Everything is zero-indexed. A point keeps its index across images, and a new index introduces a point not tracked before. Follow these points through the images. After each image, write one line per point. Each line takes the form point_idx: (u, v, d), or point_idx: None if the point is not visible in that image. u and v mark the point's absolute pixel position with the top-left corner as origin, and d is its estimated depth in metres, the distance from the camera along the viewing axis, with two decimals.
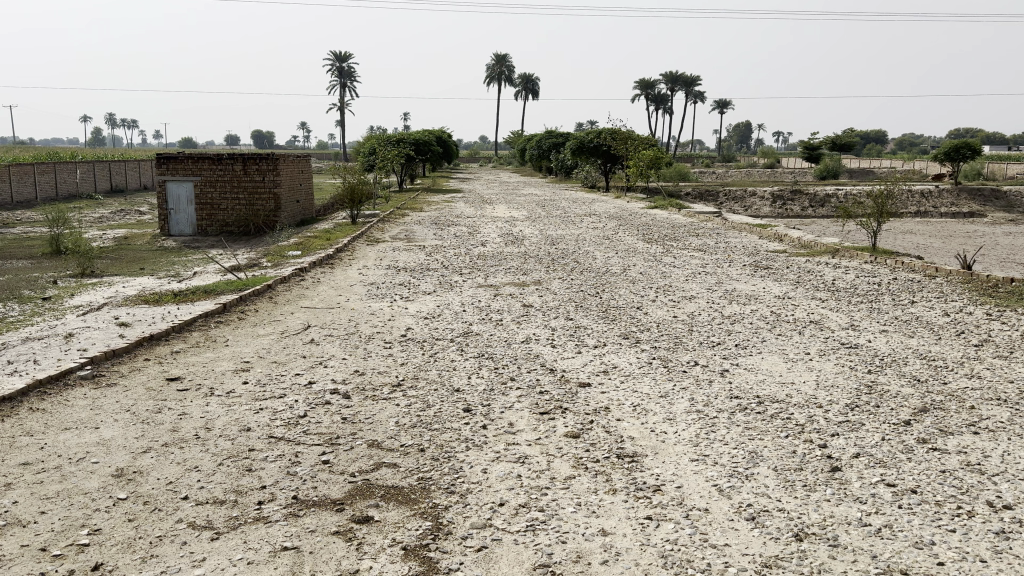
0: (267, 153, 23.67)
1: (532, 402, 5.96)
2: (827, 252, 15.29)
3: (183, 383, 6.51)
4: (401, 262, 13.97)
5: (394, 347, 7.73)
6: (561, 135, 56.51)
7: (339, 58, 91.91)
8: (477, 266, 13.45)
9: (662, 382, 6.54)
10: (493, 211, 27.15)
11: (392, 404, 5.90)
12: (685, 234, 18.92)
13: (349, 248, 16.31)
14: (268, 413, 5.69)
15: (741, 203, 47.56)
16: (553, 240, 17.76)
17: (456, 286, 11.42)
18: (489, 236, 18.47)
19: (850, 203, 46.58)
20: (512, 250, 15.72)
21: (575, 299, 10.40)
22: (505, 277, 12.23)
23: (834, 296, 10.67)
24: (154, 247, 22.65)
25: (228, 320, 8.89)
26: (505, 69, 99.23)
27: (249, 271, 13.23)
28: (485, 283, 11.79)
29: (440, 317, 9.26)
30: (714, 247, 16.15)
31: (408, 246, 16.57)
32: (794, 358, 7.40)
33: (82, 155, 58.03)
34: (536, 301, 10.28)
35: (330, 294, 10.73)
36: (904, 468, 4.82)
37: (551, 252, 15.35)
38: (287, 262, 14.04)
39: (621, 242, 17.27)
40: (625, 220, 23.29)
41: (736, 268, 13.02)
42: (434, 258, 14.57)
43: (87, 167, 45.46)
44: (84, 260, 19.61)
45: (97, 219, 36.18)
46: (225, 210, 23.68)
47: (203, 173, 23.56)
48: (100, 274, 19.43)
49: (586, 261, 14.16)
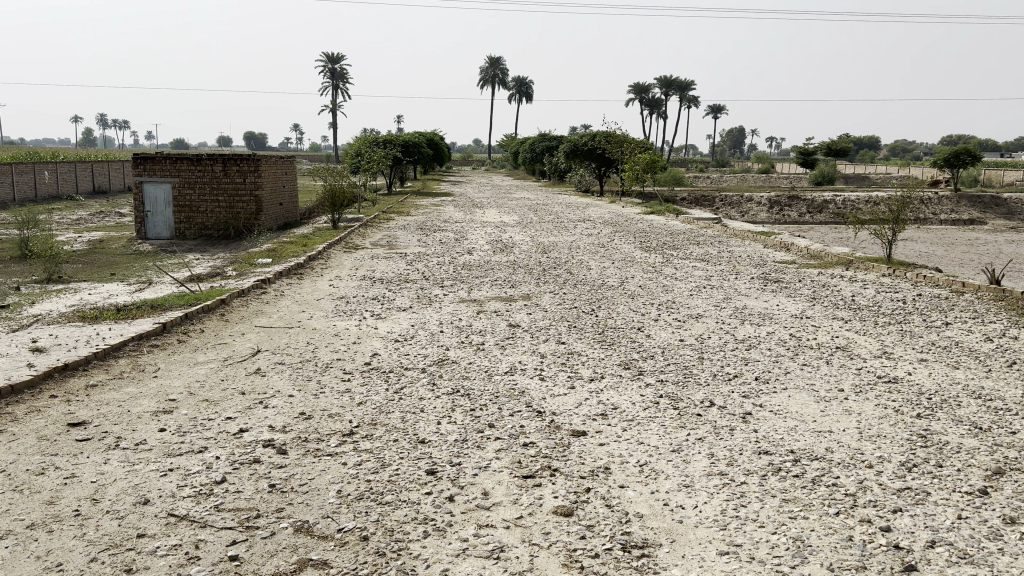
0: (248, 154, 22.48)
1: (514, 458, 4.78)
2: (839, 263, 14.21)
3: (86, 430, 5.30)
4: (378, 272, 12.80)
5: (354, 380, 6.53)
6: (555, 138, 55.48)
7: (331, 59, 90.75)
8: (460, 277, 12.27)
9: (673, 430, 5.37)
10: (483, 216, 25.98)
11: (339, 463, 4.70)
12: (685, 241, 17.80)
13: (326, 255, 15.14)
14: (177, 478, 4.50)
15: (738, 209, 46.54)
16: (545, 248, 16.64)
17: (435, 302, 10.23)
18: (477, 243, 17.31)
19: (849, 210, 45.66)
20: (500, 259, 14.57)
21: (568, 318, 9.21)
22: (491, 291, 11.05)
23: (857, 315, 9.53)
24: (128, 251, 21.40)
25: (166, 344, 7.69)
26: (499, 71, 98.12)
27: (207, 282, 11.99)
28: (468, 297, 10.60)
29: (413, 340, 8.07)
30: (718, 257, 15.05)
31: (388, 253, 15.39)
32: (826, 398, 6.25)
33: (63, 154, 56.62)
34: (524, 320, 9.11)
35: (292, 310, 9.54)
36: (998, 566, 3.66)
37: (542, 262, 14.20)
38: (252, 272, 12.83)
39: (617, 250, 16.16)
40: (621, 226, 22.20)
41: (743, 282, 11.88)
42: (415, 268, 13.39)
43: (68, 166, 44.12)
44: (47, 264, 18.35)
45: (74, 221, 34.86)
46: (204, 212, 22.43)
47: (181, 174, 22.34)
48: (66, 279, 18.20)
49: (580, 272, 13.02)
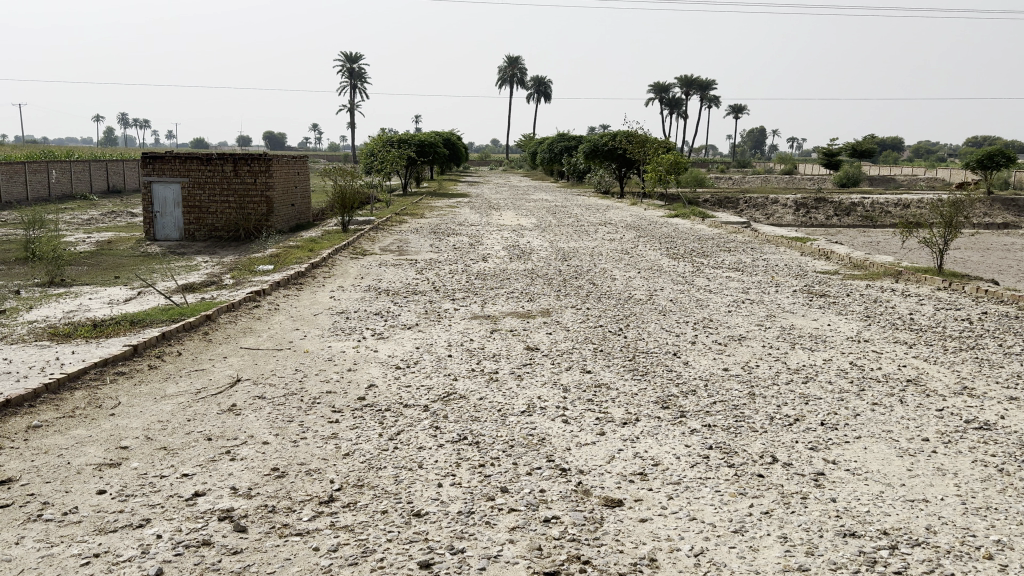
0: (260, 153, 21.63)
1: (532, 543, 3.74)
2: (886, 274, 13.07)
3: (10, 491, 4.32)
4: (385, 281, 11.82)
5: (342, 421, 5.52)
6: (573, 138, 54.47)
7: (349, 58, 90.29)
8: (472, 288, 11.24)
9: (731, 500, 4.30)
10: (500, 219, 25.01)
11: (310, 548, 3.69)
12: (715, 248, 16.66)
13: (331, 261, 14.21)
14: (101, 570, 3.50)
15: (763, 211, 45.24)
16: (565, 254, 15.63)
17: (445, 318, 9.22)
18: (493, 249, 16.29)
19: (877, 213, 44.22)
20: (517, 268, 13.55)
21: (594, 339, 8.15)
22: (507, 305, 10.01)
23: (921, 338, 8.41)
24: (135, 253, 20.57)
25: (134, 372, 6.72)
26: (518, 71, 97.15)
27: (200, 293, 11.03)
28: (481, 313, 9.57)
29: (417, 367, 7.05)
30: (752, 266, 13.97)
31: (398, 259, 14.44)
32: (909, 451, 5.16)
33: (79, 153, 56.44)
34: (543, 342, 8.06)
35: (285, 328, 8.55)
36: None
37: (563, 271, 13.15)
38: (251, 281, 11.87)
39: (642, 257, 15.13)
40: (644, 230, 21.17)
41: (785, 297, 10.75)
42: (425, 277, 12.40)
43: (83, 165, 43.63)
44: (48, 267, 17.54)
45: (84, 221, 34.23)
46: (213, 213, 21.56)
47: (191, 174, 21.48)
48: (68, 282, 17.39)
49: (604, 282, 11.95)
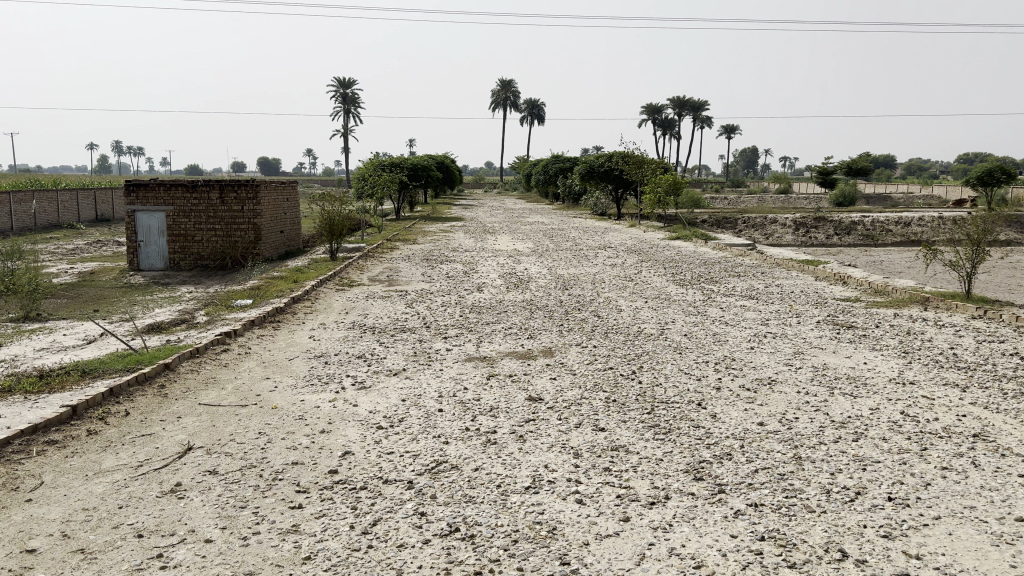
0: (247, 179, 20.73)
1: None
2: (912, 300, 12.15)
3: None
4: (371, 317, 10.84)
5: (306, 508, 4.53)
6: (568, 159, 53.82)
7: (342, 83, 89.91)
8: (467, 323, 10.25)
9: None
10: (495, 243, 24.09)
11: None
12: (723, 273, 15.73)
13: (315, 294, 13.22)
14: None
15: (762, 231, 44.47)
16: (565, 282, 14.70)
17: (436, 360, 8.23)
18: (488, 277, 15.34)
19: (878, 232, 43.50)
20: (515, 299, 12.59)
21: (605, 386, 7.16)
22: (505, 344, 9.03)
23: (974, 379, 7.45)
24: (120, 284, 19.33)
25: (67, 440, 5.69)
26: (512, 94, 96.82)
27: (167, 334, 10.03)
28: (476, 353, 8.58)
29: (402, 425, 6.05)
30: (766, 293, 13.05)
31: (387, 291, 13.47)
32: (1006, 538, 4.17)
33: (67, 181, 55.44)
34: (547, 389, 7.07)
35: (253, 378, 7.54)
36: None
37: (564, 302, 12.18)
38: (225, 319, 10.87)
39: (648, 284, 14.22)
40: (646, 254, 20.29)
41: (809, 331, 9.80)
42: (415, 310, 11.43)
43: (71, 194, 42.74)
44: (25, 300, 16.20)
45: (68, 252, 33.24)
46: (200, 241, 20.52)
47: (176, 203, 20.49)
48: (45, 317, 16.14)
49: (609, 315, 10.98)
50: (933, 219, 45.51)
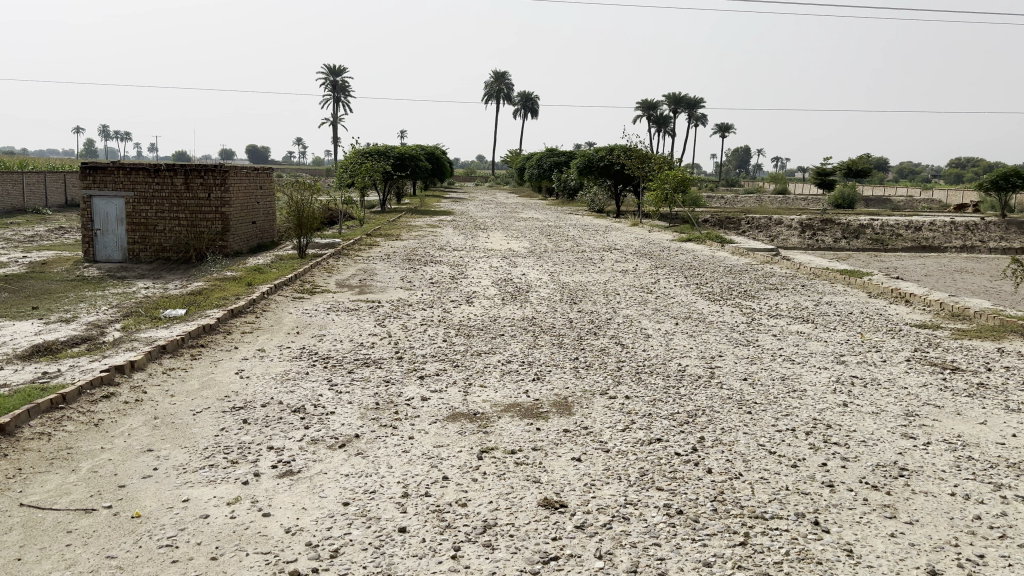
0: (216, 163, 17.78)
1: None
2: (1006, 331, 9.72)
3: None
4: (329, 340, 8.33)
5: None
6: (563, 153, 51.31)
7: (333, 71, 87.11)
8: (450, 354, 7.76)
9: None
10: (486, 241, 21.63)
11: None
12: (755, 286, 13.29)
13: (266, 303, 10.69)
14: None
15: (767, 233, 42.11)
16: (571, 293, 12.26)
17: (406, 420, 5.73)
18: (478, 284, 12.86)
19: (888, 237, 41.21)
20: (513, 315, 10.12)
21: (658, 479, 4.69)
22: (503, 391, 6.55)
23: None
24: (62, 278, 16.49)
25: None
26: (506, 87, 93.93)
27: (54, 360, 7.49)
28: (465, 406, 6.09)
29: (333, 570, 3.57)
30: (820, 315, 10.63)
31: (356, 301, 10.98)
32: None
33: (33, 164, 52.29)
34: (572, 484, 4.59)
35: (127, 451, 5.03)
36: None
37: (573, 322, 9.72)
38: (137, 339, 8.32)
39: (672, 298, 11.80)
40: (658, 258, 17.85)
41: (906, 378, 7.35)
42: (386, 331, 8.94)
43: (38, 176, 39.79)
44: None
45: (26, 238, 30.42)
46: (161, 231, 17.43)
47: (137, 188, 17.37)
48: None
49: (636, 344, 8.52)
50: (945, 224, 43.27)
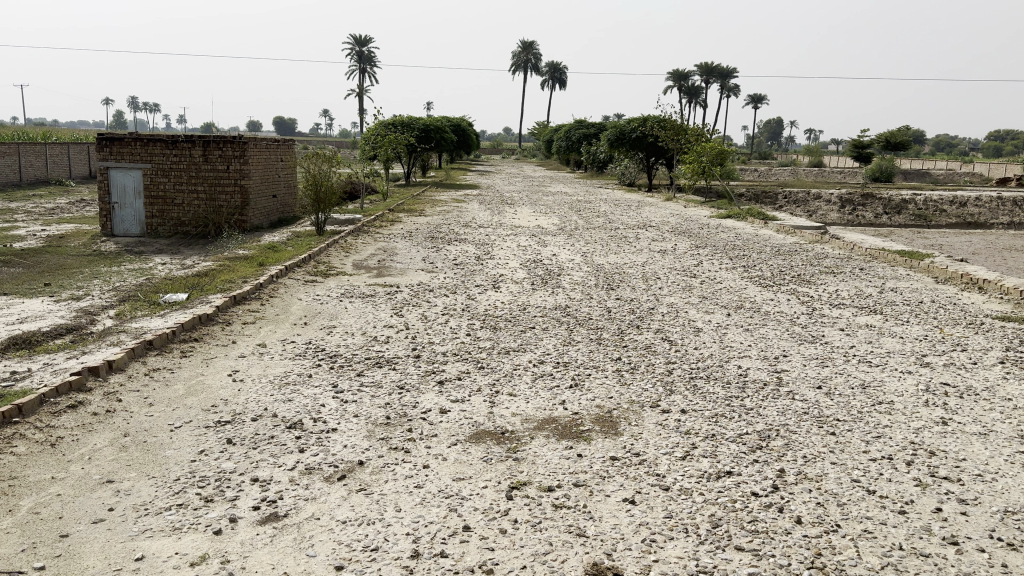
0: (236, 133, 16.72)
1: None
2: None
3: None
4: (339, 334, 7.40)
5: None
6: (592, 125, 49.87)
7: (359, 42, 85.79)
8: (475, 353, 6.79)
9: None
10: (514, 217, 20.62)
11: None
12: (808, 270, 12.14)
13: (275, 287, 9.80)
14: None
15: (804, 208, 40.53)
16: (607, 277, 11.23)
17: (421, 442, 4.77)
18: (505, 266, 11.87)
19: (931, 212, 39.43)
20: (545, 303, 9.12)
21: (737, 535, 3.70)
22: (537, 402, 5.57)
23: None
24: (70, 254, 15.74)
25: None
26: (534, 57, 91.90)
27: (31, 354, 6.65)
28: (492, 423, 5.12)
29: None
30: (888, 306, 9.51)
31: (373, 286, 10.05)
32: None
33: (58, 136, 51.95)
34: (627, 540, 3.62)
35: (81, 483, 4.13)
36: None
37: (612, 312, 8.70)
38: (130, 330, 7.46)
39: (719, 283, 10.73)
40: (697, 236, 16.73)
41: (1010, 389, 6.26)
42: (404, 322, 7.99)
43: (61, 147, 39.26)
44: None
45: (46, 211, 29.91)
46: (180, 204, 16.51)
47: (154, 160, 16.39)
48: None
49: (686, 340, 7.49)
50: (992, 199, 41.30)
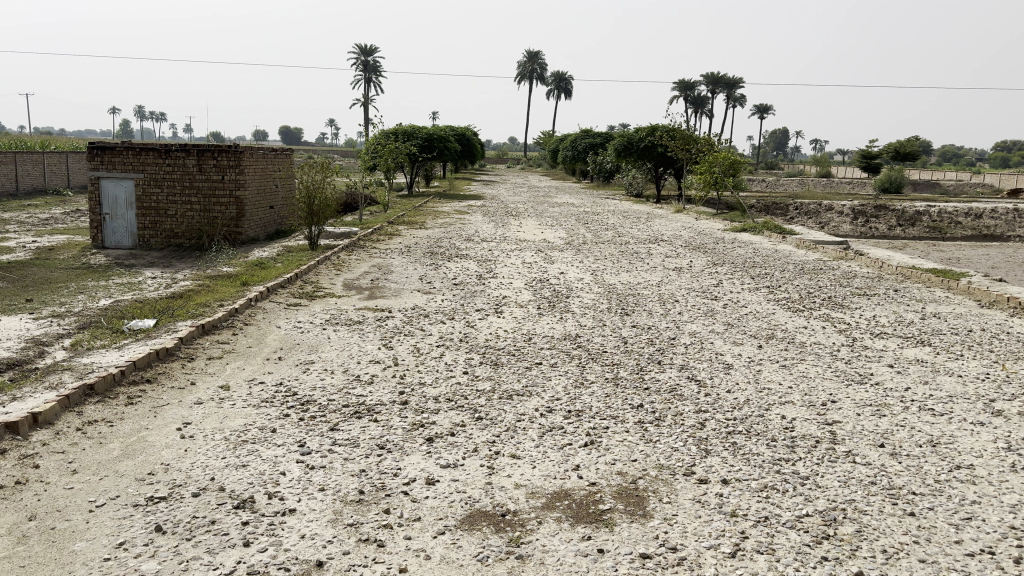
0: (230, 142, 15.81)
1: None
2: None
3: None
4: (315, 372, 6.42)
5: None
6: (598, 134, 48.94)
7: (364, 52, 85.21)
8: (472, 399, 5.79)
9: None
10: (518, 230, 19.67)
11: None
12: (837, 291, 11.13)
13: (254, 311, 8.84)
14: None
15: (816, 219, 39.50)
16: (620, 299, 10.25)
17: (399, 529, 3.77)
18: (508, 287, 10.90)
19: (947, 225, 38.32)
20: (553, 333, 8.12)
21: None
22: (546, 468, 4.57)
23: None
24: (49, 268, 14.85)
25: None
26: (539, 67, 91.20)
27: None
28: (490, 500, 4.12)
29: None
30: (935, 335, 8.50)
31: (362, 310, 9.08)
32: None
33: (58, 146, 51.29)
34: None
35: None
36: None
37: (629, 344, 7.71)
38: (81, 366, 6.50)
39: (743, 307, 9.74)
40: (712, 252, 15.74)
41: None
42: (393, 356, 7.01)
43: (59, 156, 38.48)
44: None
45: (41, 221, 29.08)
46: (173, 214, 15.54)
47: (146, 170, 15.50)
48: None
49: (717, 381, 6.49)
50: (1009, 211, 40.14)
